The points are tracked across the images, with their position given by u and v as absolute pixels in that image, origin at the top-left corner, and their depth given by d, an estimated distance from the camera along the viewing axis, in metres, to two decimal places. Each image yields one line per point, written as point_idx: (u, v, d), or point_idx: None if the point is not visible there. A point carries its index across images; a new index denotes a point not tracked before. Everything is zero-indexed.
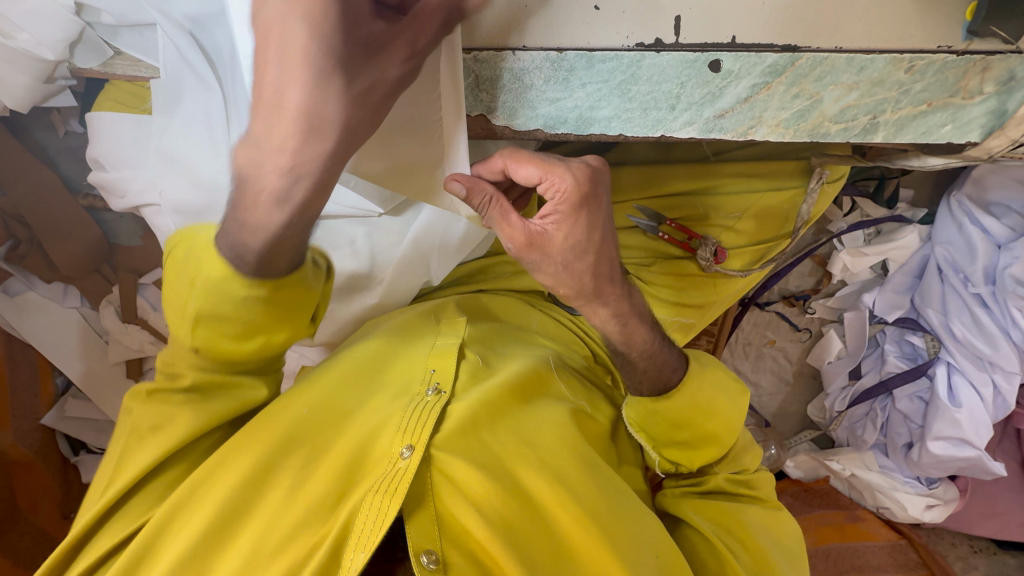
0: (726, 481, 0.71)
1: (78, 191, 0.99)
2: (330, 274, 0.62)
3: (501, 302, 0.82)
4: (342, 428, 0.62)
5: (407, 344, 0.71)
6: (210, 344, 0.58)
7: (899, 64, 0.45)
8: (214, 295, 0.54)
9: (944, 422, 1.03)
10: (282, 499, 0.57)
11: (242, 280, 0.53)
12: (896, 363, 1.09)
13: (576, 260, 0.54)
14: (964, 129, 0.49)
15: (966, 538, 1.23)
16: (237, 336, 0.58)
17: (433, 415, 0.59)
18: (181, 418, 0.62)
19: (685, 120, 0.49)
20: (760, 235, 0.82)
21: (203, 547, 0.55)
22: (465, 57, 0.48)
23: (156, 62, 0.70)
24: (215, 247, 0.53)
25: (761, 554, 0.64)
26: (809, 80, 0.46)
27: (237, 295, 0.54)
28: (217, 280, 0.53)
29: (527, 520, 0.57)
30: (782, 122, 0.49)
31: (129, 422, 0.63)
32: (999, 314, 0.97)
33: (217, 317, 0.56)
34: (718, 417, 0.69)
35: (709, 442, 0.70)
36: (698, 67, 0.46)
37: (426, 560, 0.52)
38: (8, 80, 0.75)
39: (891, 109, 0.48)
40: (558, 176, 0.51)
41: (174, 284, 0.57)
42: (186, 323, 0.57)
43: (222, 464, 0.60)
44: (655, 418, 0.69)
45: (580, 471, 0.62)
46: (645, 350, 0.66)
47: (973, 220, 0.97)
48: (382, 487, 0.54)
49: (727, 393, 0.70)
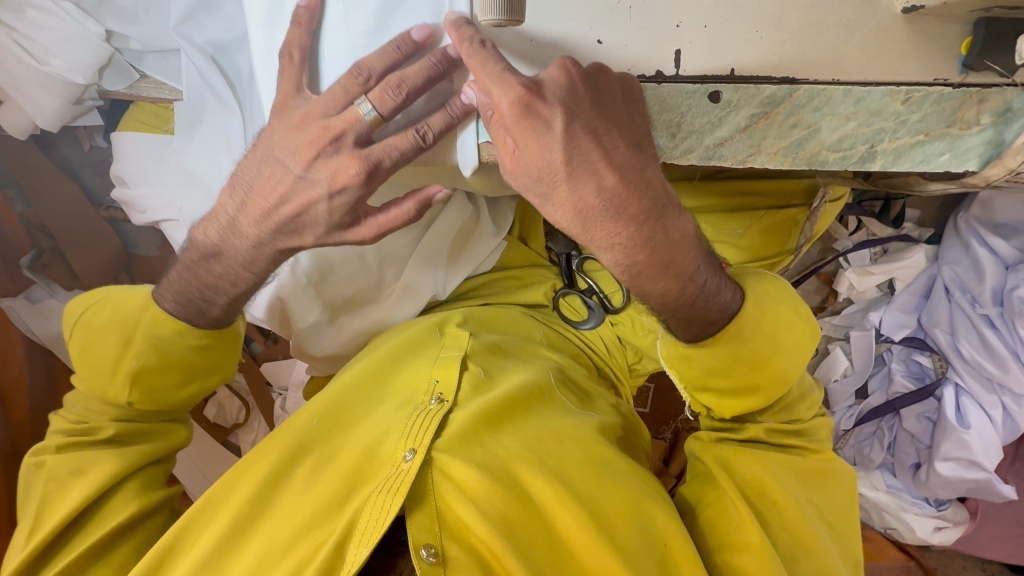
0: (766, 432, 0.66)
1: (101, 204, 1.04)
2: None
3: (505, 315, 0.83)
4: (350, 436, 0.64)
5: (413, 356, 0.73)
6: (151, 395, 0.69)
7: (895, 96, 0.47)
8: (158, 348, 0.66)
9: (952, 443, 1.01)
10: (293, 502, 0.59)
11: (187, 333, 0.67)
12: (903, 382, 1.08)
13: (552, 189, 0.47)
14: (963, 158, 0.50)
15: (978, 561, 1.21)
16: (177, 382, 0.69)
17: (436, 421, 0.61)
18: (102, 462, 0.66)
19: (685, 148, 0.50)
20: (764, 251, 0.81)
21: (217, 552, 0.57)
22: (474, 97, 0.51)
23: (179, 84, 0.73)
24: (160, 308, 0.66)
25: (794, 511, 0.61)
26: (806, 110, 0.48)
27: (182, 345, 0.67)
28: (167, 333, 0.66)
29: (528, 519, 0.58)
30: (781, 150, 0.50)
31: (44, 473, 0.66)
32: (1008, 335, 0.96)
33: (159, 367, 0.67)
34: (773, 368, 0.60)
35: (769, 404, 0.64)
36: (698, 98, 0.47)
37: (425, 553, 0.54)
38: (43, 104, 0.78)
39: (889, 138, 0.49)
40: (500, 90, 0.44)
41: (103, 343, 0.67)
42: (124, 378, 0.67)
43: (241, 470, 0.63)
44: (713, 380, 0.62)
45: (582, 477, 0.62)
46: (666, 295, 0.52)
47: (980, 240, 0.98)
48: (386, 488, 0.56)
49: (791, 332, 0.60)
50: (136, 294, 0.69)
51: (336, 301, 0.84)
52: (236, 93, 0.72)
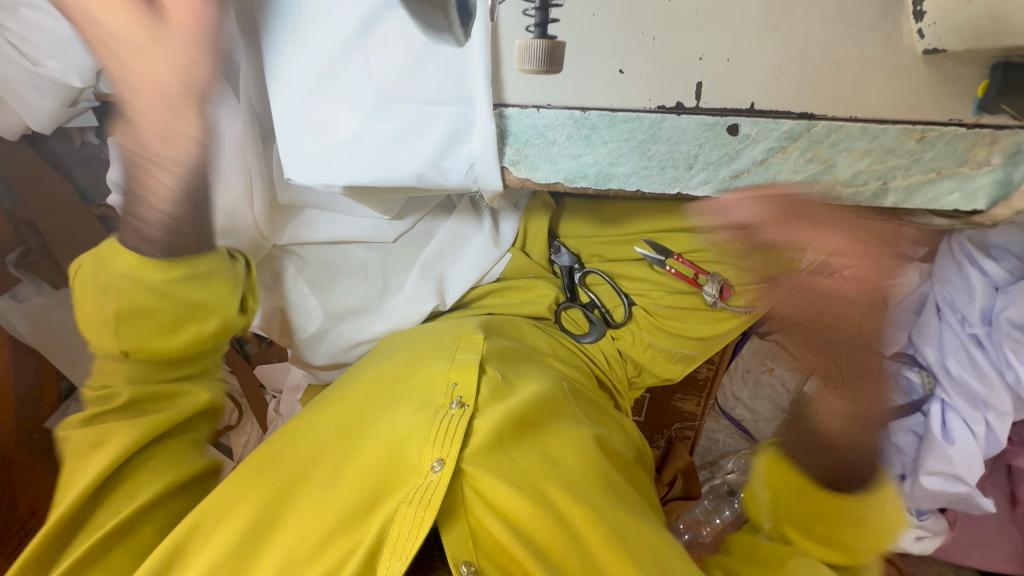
0: None
1: (91, 201, 0.96)
2: (249, 268, 0.75)
3: (514, 322, 0.83)
4: (368, 439, 0.64)
5: (427, 357, 0.71)
6: (137, 342, 0.66)
7: (910, 134, 0.47)
8: (128, 286, 0.63)
9: (936, 458, 1.05)
10: (315, 508, 0.59)
11: (155, 267, 0.63)
12: (892, 397, 1.11)
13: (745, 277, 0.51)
14: (971, 197, 0.51)
15: (952, 568, 1.24)
16: (164, 328, 0.67)
17: (460, 429, 0.61)
18: (119, 433, 0.64)
19: (701, 179, 0.50)
20: (765, 273, 0.82)
21: (239, 556, 0.56)
22: (494, 112, 0.48)
23: None
24: (126, 245, 0.63)
25: None
26: (823, 146, 0.48)
27: (152, 281, 0.63)
28: (134, 269, 0.62)
29: (559, 537, 0.58)
30: (795, 184, 0.50)
31: (67, 450, 0.64)
32: (993, 354, 1.00)
33: (136, 308, 0.64)
34: (884, 510, 0.79)
35: (844, 540, 0.80)
36: (716, 130, 0.47)
37: (465, 570, 0.55)
38: (36, 106, 0.77)
39: (901, 176, 0.50)
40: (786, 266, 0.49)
41: (90, 289, 0.65)
42: (110, 325, 0.65)
43: (259, 474, 0.63)
44: (802, 492, 0.82)
45: (603, 489, 0.63)
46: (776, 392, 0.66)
47: (972, 262, 0.99)
48: (416, 500, 0.57)
49: (892, 504, 0.80)
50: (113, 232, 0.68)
51: (337, 307, 0.84)
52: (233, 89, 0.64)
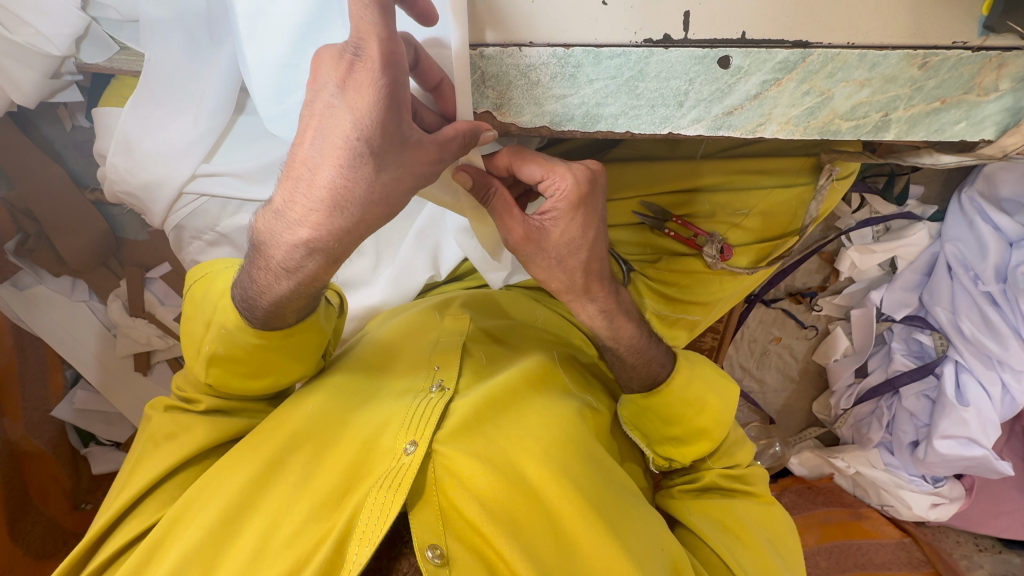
0: (720, 477, 0.69)
1: (86, 185, 0.95)
2: (343, 312, 0.67)
3: (506, 297, 0.80)
4: (347, 424, 0.62)
5: (411, 341, 0.70)
6: (224, 382, 0.61)
7: (912, 61, 0.44)
8: (228, 341, 0.58)
9: (951, 421, 1.02)
10: (287, 495, 0.57)
11: (251, 329, 0.57)
12: (904, 360, 1.09)
13: (570, 256, 0.55)
14: (978, 127, 0.48)
15: (971, 536, 1.19)
16: (250, 373, 0.61)
17: (437, 411, 0.59)
18: (194, 430, 0.63)
19: (693, 117, 0.48)
20: (765, 232, 0.80)
21: (209, 541, 0.55)
22: (471, 53, 0.46)
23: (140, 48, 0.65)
24: (232, 297, 0.57)
25: (755, 546, 0.64)
26: (820, 77, 0.45)
27: (248, 341, 0.57)
28: (230, 328, 0.57)
29: (535, 516, 0.57)
30: (792, 119, 0.48)
31: (148, 430, 0.64)
32: (1009, 313, 0.96)
33: (233, 360, 0.59)
34: (710, 411, 0.67)
35: (704, 436, 0.68)
36: (707, 64, 0.45)
37: (431, 554, 0.53)
38: (16, 77, 0.69)
39: (904, 106, 0.47)
40: (559, 175, 0.52)
41: (191, 322, 0.61)
42: (202, 362, 0.60)
43: (230, 461, 0.60)
44: (651, 414, 0.68)
45: (585, 469, 0.61)
46: (632, 344, 0.65)
47: (984, 217, 0.96)
48: (386, 483, 0.55)
49: (717, 387, 0.69)
50: (230, 274, 0.61)
51: None
52: (212, 33, 0.66)
